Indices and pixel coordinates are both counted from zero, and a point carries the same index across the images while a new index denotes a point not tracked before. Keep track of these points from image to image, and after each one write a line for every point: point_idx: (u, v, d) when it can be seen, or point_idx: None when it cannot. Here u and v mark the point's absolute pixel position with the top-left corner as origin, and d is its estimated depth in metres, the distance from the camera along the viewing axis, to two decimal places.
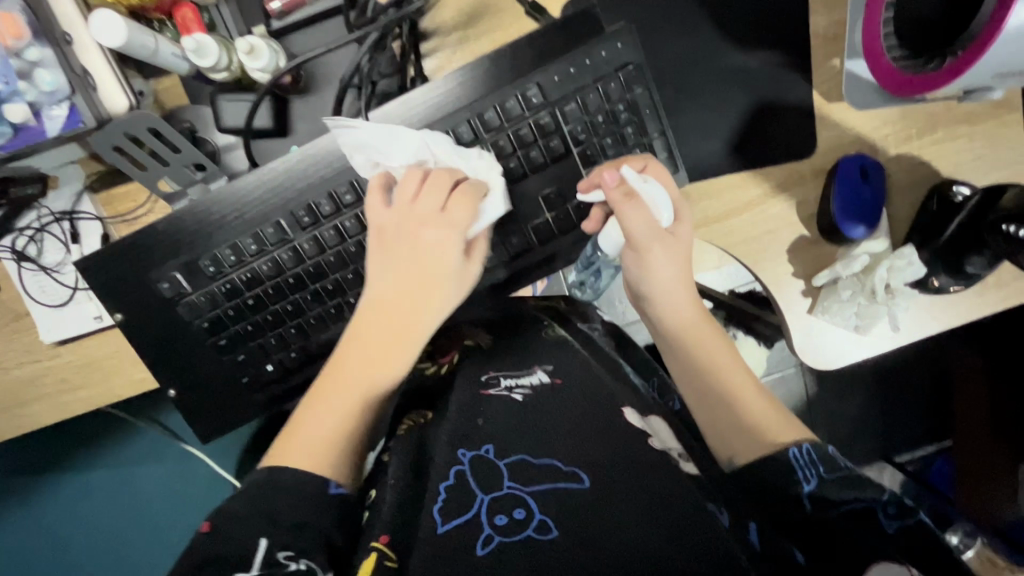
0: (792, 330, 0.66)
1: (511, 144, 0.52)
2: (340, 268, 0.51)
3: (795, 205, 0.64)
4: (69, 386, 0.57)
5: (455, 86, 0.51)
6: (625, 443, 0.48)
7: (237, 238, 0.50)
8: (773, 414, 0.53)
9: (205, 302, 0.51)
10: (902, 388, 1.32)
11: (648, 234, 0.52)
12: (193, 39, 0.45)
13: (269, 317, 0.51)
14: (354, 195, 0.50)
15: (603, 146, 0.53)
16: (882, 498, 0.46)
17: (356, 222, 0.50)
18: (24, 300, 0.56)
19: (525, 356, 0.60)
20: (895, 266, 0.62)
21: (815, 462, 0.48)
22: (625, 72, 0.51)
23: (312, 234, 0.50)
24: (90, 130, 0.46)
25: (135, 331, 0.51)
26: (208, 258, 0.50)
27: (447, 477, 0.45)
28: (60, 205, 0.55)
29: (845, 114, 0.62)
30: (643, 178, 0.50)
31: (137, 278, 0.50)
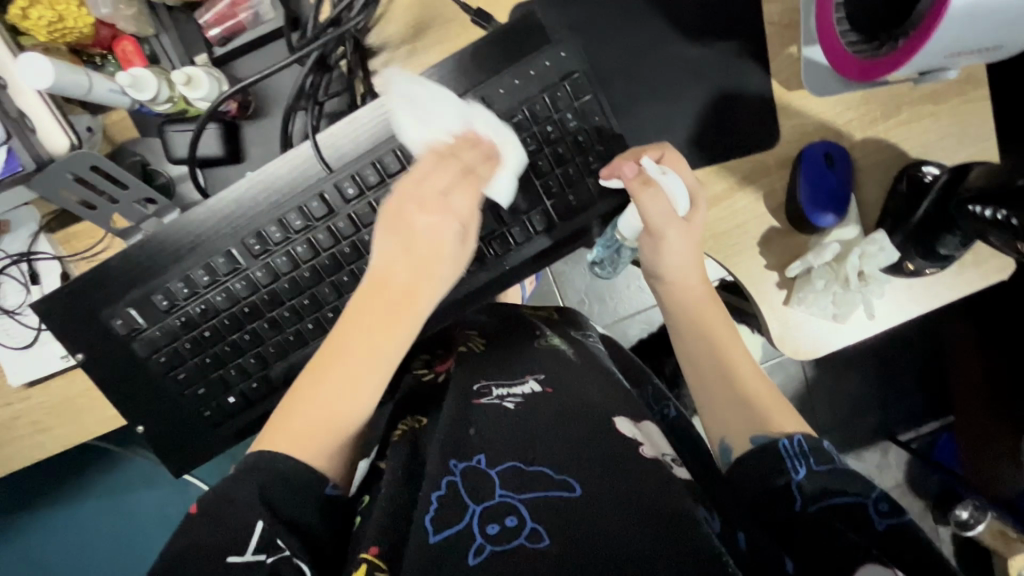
0: (769, 322, 0.66)
1: None
2: (296, 294, 0.51)
3: (762, 196, 0.63)
4: (41, 428, 0.57)
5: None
6: (599, 445, 0.47)
7: (189, 271, 0.49)
8: (778, 405, 0.51)
9: (161, 336, 0.50)
10: (901, 365, 1.32)
11: (663, 220, 0.52)
12: (128, 73, 0.45)
13: (228, 348, 0.51)
14: (303, 221, 0.50)
15: (554, 153, 0.52)
16: (872, 494, 0.44)
17: (308, 247, 0.50)
18: None
19: (517, 364, 0.59)
20: (867, 251, 0.61)
21: (806, 453, 0.46)
22: (571, 81, 0.51)
23: (264, 262, 0.50)
24: (30, 173, 0.45)
25: (98, 370, 0.51)
26: (162, 292, 0.49)
27: (439, 486, 0.44)
28: (16, 247, 0.55)
29: (808, 101, 0.61)
30: (663, 170, 0.51)
31: (93, 316, 0.50)
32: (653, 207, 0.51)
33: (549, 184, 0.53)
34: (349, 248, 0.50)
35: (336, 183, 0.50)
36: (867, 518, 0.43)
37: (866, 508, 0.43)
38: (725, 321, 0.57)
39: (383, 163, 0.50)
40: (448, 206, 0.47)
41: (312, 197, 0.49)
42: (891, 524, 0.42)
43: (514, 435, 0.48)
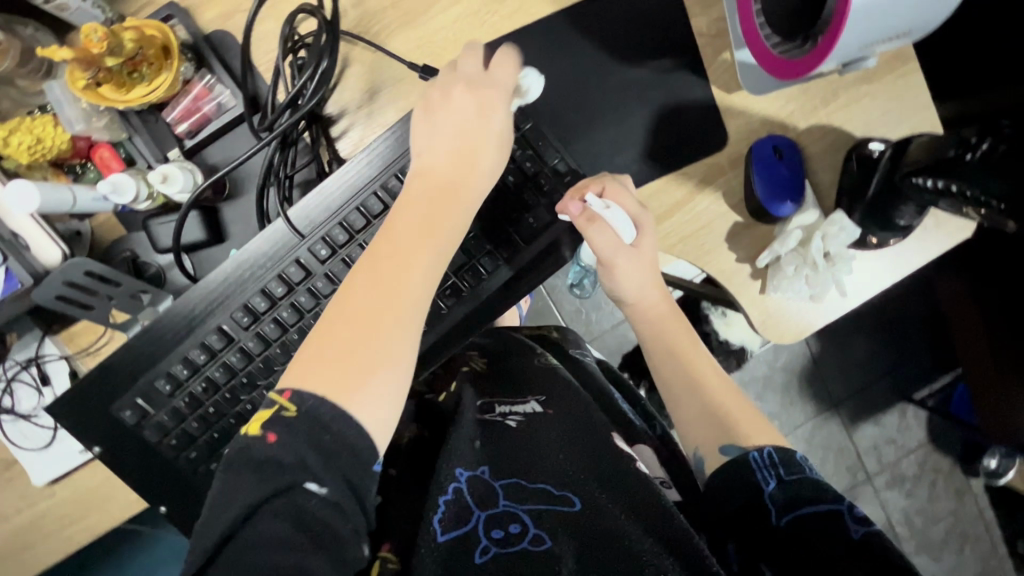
0: (750, 312, 0.68)
1: None
2: (288, 355, 0.53)
3: (721, 195, 0.66)
4: (69, 520, 0.59)
5: (366, 166, 0.53)
6: (599, 462, 0.50)
7: (186, 352, 0.52)
8: (742, 413, 0.55)
9: (169, 419, 0.53)
10: (897, 322, 1.42)
11: (611, 252, 0.57)
12: (108, 181, 0.48)
13: (234, 420, 0.54)
14: (285, 287, 0.53)
15: (506, 186, 0.55)
16: (844, 502, 0.45)
17: (292, 311, 0.53)
18: (9, 448, 0.58)
19: (515, 384, 0.61)
20: (829, 233, 0.64)
21: (776, 464, 0.47)
22: (510, 115, 0.55)
23: (254, 332, 0.53)
24: (28, 287, 0.48)
25: (117, 461, 0.53)
26: (163, 378, 0.52)
27: (446, 492, 0.47)
28: (25, 352, 0.58)
29: (748, 101, 0.65)
30: (607, 205, 0.54)
31: (102, 410, 0.53)
32: (599, 239, 0.55)
33: (510, 216, 0.55)
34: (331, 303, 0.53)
35: (309, 247, 0.53)
36: (843, 523, 0.43)
37: (841, 514, 0.43)
38: (688, 334, 0.61)
39: (349, 220, 0.53)
40: (484, 93, 0.52)
41: (289, 264, 0.53)
42: (866, 532, 0.42)
43: (515, 450, 0.51)
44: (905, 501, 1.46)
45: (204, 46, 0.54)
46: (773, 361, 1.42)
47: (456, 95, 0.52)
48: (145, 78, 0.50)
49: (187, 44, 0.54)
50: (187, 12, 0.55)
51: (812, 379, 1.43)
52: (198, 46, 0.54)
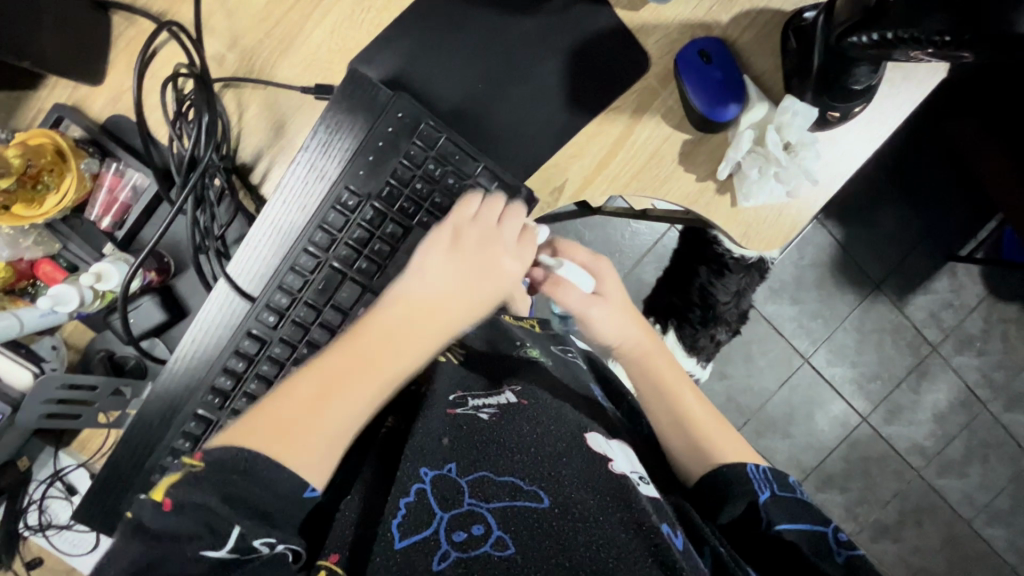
0: (729, 228, 0.65)
1: (353, 250, 0.49)
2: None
3: (661, 117, 0.62)
4: None
5: (293, 210, 0.50)
6: (596, 466, 0.52)
7: (171, 444, 0.51)
8: (727, 437, 0.62)
9: None
10: (923, 184, 1.34)
11: (579, 305, 0.64)
12: (46, 295, 0.49)
13: None
14: (243, 360, 0.50)
15: (433, 206, 0.50)
16: (831, 526, 0.53)
17: (258, 382, 0.50)
18: (65, 557, 0.62)
19: (505, 376, 0.64)
20: (784, 122, 0.59)
21: (770, 479, 0.55)
22: (419, 132, 0.49)
23: (228, 410, 0.50)
24: (9, 414, 0.50)
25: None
26: (158, 470, 0.51)
27: (408, 494, 0.48)
28: (45, 471, 0.60)
29: (661, 12, 0.60)
30: (559, 263, 0.64)
31: (115, 507, 0.53)
32: (566, 296, 0.63)
33: None
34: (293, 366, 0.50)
35: (256, 315, 0.50)
36: (827, 545, 0.51)
37: (827, 537, 0.52)
38: (666, 362, 0.68)
39: (287, 283, 0.50)
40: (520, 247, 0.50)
41: (243, 337, 0.50)
42: (849, 555, 0.50)
43: (497, 446, 0.52)
44: (977, 360, 1.39)
45: (101, 135, 0.54)
46: (799, 260, 1.35)
47: (500, 237, 0.48)
48: (51, 186, 0.51)
49: (85, 140, 0.54)
50: (76, 108, 0.55)
51: (844, 267, 1.36)
52: (96, 138, 0.54)
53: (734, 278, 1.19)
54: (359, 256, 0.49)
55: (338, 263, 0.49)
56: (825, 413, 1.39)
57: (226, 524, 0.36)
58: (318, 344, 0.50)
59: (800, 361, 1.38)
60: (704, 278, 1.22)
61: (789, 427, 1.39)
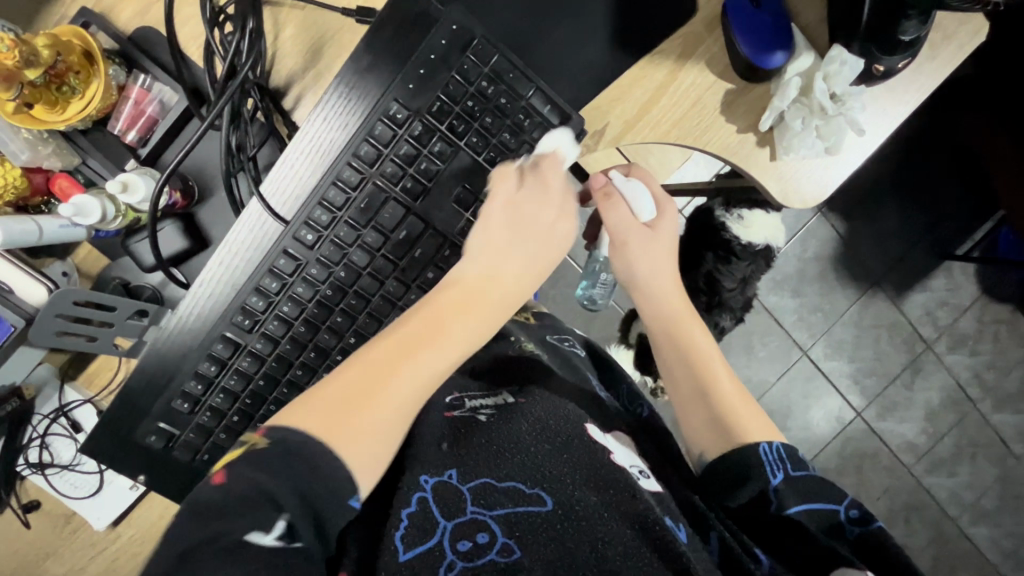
0: (767, 183, 0.64)
1: (400, 168, 0.47)
2: (300, 350, 0.49)
3: (705, 65, 0.61)
4: (140, 557, 0.61)
5: (335, 127, 0.47)
6: (595, 457, 0.50)
7: (196, 367, 0.48)
8: (753, 421, 0.55)
9: (197, 435, 0.49)
10: (928, 180, 1.35)
11: (625, 228, 0.62)
12: (69, 204, 0.46)
13: (261, 425, 0.49)
14: (279, 280, 0.47)
15: (485, 128, 0.47)
16: (844, 502, 0.49)
17: (293, 303, 0.48)
18: (63, 500, 0.58)
19: (504, 377, 0.62)
20: (830, 72, 0.59)
21: (783, 459, 0.51)
22: (473, 49, 0.46)
23: (259, 332, 0.48)
24: (22, 328, 0.46)
25: (155, 483, 0.50)
26: (180, 396, 0.48)
27: (409, 504, 0.46)
28: (49, 405, 0.57)
29: None
30: (627, 180, 0.63)
31: (126, 440, 0.49)
32: (613, 213, 0.63)
33: (494, 159, 0.48)
34: (330, 290, 0.48)
35: (294, 234, 0.47)
36: (838, 524, 0.48)
37: (838, 517, 0.48)
38: (703, 331, 0.63)
39: (328, 199, 0.47)
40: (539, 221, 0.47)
41: (278, 255, 0.47)
42: (861, 532, 0.47)
43: (494, 446, 0.50)
44: (970, 359, 1.41)
45: (130, 46, 0.51)
46: (802, 253, 1.36)
47: (523, 208, 0.46)
48: (76, 90, 0.48)
49: (112, 50, 0.51)
50: (103, 16, 0.52)
51: (847, 260, 1.37)
52: (124, 48, 0.51)
53: (741, 264, 1.20)
54: (405, 174, 0.47)
55: (382, 181, 0.47)
56: (821, 407, 1.40)
57: (270, 518, 0.32)
58: (357, 266, 0.48)
59: (800, 354, 1.38)
60: (711, 265, 1.20)
61: (788, 417, 1.40)
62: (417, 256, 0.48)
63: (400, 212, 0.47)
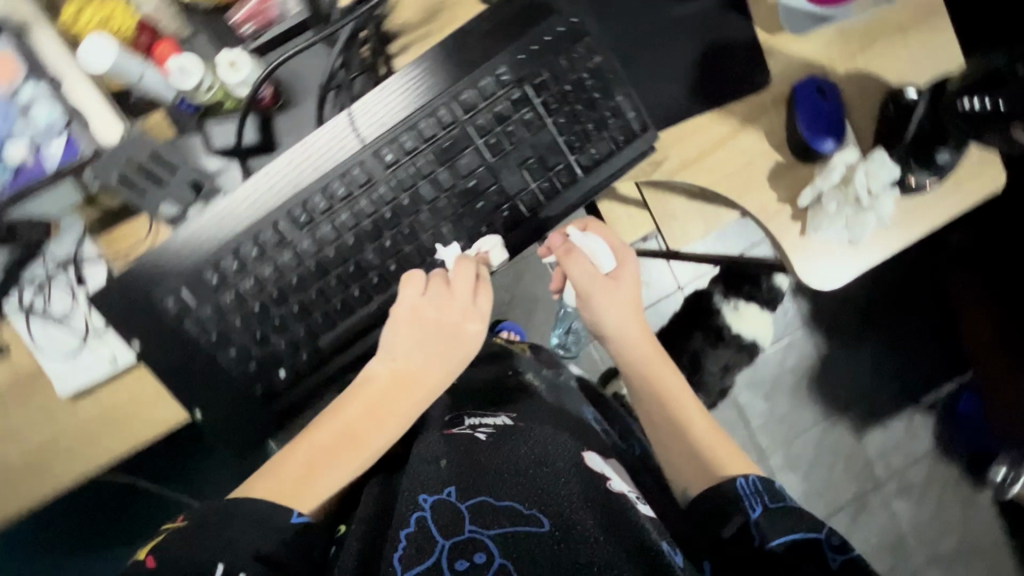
0: (792, 255, 0.69)
1: (489, 123, 0.50)
2: (341, 262, 0.50)
3: (764, 134, 0.67)
4: (88, 442, 0.57)
5: (444, 69, 0.49)
6: (588, 479, 0.51)
7: (236, 247, 0.48)
8: (734, 458, 0.60)
9: (212, 314, 0.49)
10: (908, 325, 1.43)
11: (586, 279, 0.66)
12: (176, 61, 0.49)
13: (277, 322, 0.50)
14: (346, 189, 0.49)
15: (574, 114, 0.51)
16: (824, 531, 0.49)
17: (352, 215, 0.49)
18: (36, 352, 0.56)
19: (498, 401, 0.65)
20: (872, 170, 0.64)
21: (760, 493, 0.53)
22: (585, 42, 0.50)
23: (310, 233, 0.49)
24: (88, 157, 0.49)
25: (155, 351, 0.49)
26: (212, 269, 0.48)
27: (407, 524, 0.47)
28: (63, 250, 0.56)
29: (791, 43, 0.66)
30: (582, 235, 0.67)
31: (141, 298, 0.48)
32: (574, 265, 0.65)
33: (572, 143, 0.52)
34: (389, 213, 0.49)
35: (374, 151, 0.49)
36: (820, 554, 0.47)
37: (819, 544, 0.48)
38: (675, 374, 0.68)
39: (417, 129, 0.49)
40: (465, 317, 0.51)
41: (353, 166, 0.49)
42: (843, 560, 0.47)
43: (496, 469, 0.51)
44: (916, 510, 1.42)
45: None
46: (782, 362, 1.42)
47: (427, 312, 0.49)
48: None
49: None
50: None
51: (821, 376, 1.43)
52: None
53: (726, 352, 1.26)
54: (492, 131, 0.50)
55: (470, 130, 0.49)
56: None
57: (212, 561, 0.40)
58: (422, 199, 0.50)
59: (760, 457, 1.40)
60: (699, 344, 1.26)
61: None
62: (479, 207, 0.51)
63: (476, 163, 0.50)
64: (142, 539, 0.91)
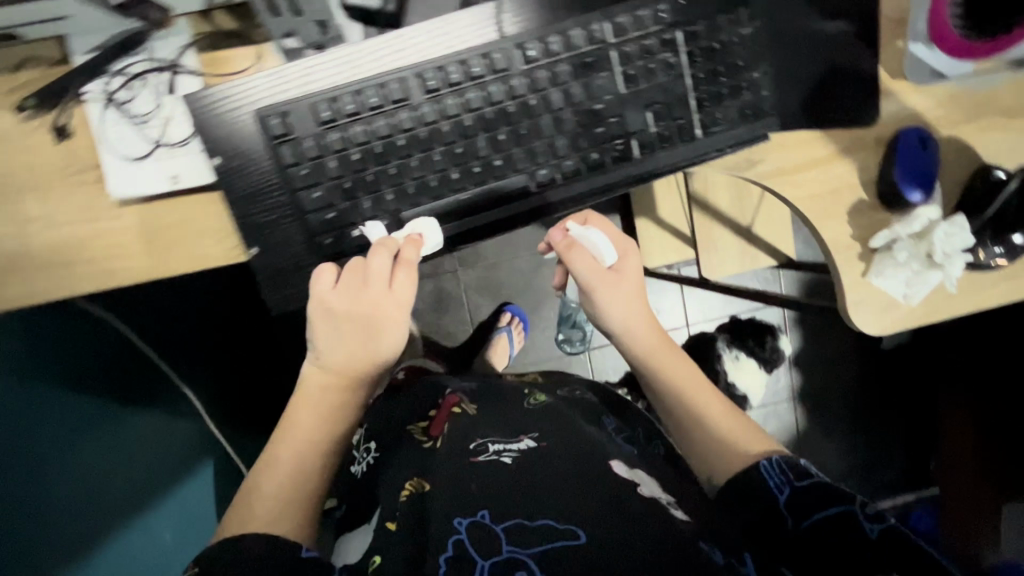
0: (847, 293, 0.69)
1: (634, 53, 0.50)
2: (451, 139, 0.48)
3: (857, 167, 0.68)
4: (124, 253, 0.55)
5: None
6: (613, 490, 0.50)
7: (359, 89, 0.48)
8: (749, 433, 0.62)
9: (312, 147, 0.48)
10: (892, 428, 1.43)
11: (594, 276, 0.65)
12: None
13: (370, 178, 0.49)
14: (483, 68, 0.48)
15: (714, 73, 0.51)
16: (856, 503, 0.51)
17: (479, 96, 0.48)
18: (100, 145, 0.53)
19: (510, 427, 0.61)
20: (950, 232, 0.66)
21: (784, 471, 0.55)
22: (744, 10, 0.51)
23: (433, 100, 0.48)
24: None
25: (243, 167, 0.48)
26: (327, 103, 0.47)
27: (446, 549, 0.45)
28: (163, 53, 0.54)
29: (905, 91, 0.68)
30: (585, 229, 0.66)
31: (243, 109, 0.48)
32: (581, 261, 0.65)
33: (703, 101, 0.52)
34: (513, 107, 0.49)
35: (519, 42, 0.48)
36: (857, 526, 0.50)
37: (854, 515, 0.50)
38: (687, 365, 0.68)
39: (568, 35, 0.49)
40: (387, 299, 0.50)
41: (494, 49, 0.48)
42: (879, 530, 0.49)
43: (529, 489, 0.50)
44: None
45: None
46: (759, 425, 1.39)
47: (356, 300, 0.49)
48: None
49: None
50: None
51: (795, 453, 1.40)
52: None
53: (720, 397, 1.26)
54: (635, 62, 0.50)
55: (616, 54, 0.49)
56: None
57: None
58: (547, 105, 0.49)
59: None
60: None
61: None
62: (596, 132, 0.50)
63: (610, 88, 0.50)
64: (133, 404, 0.79)
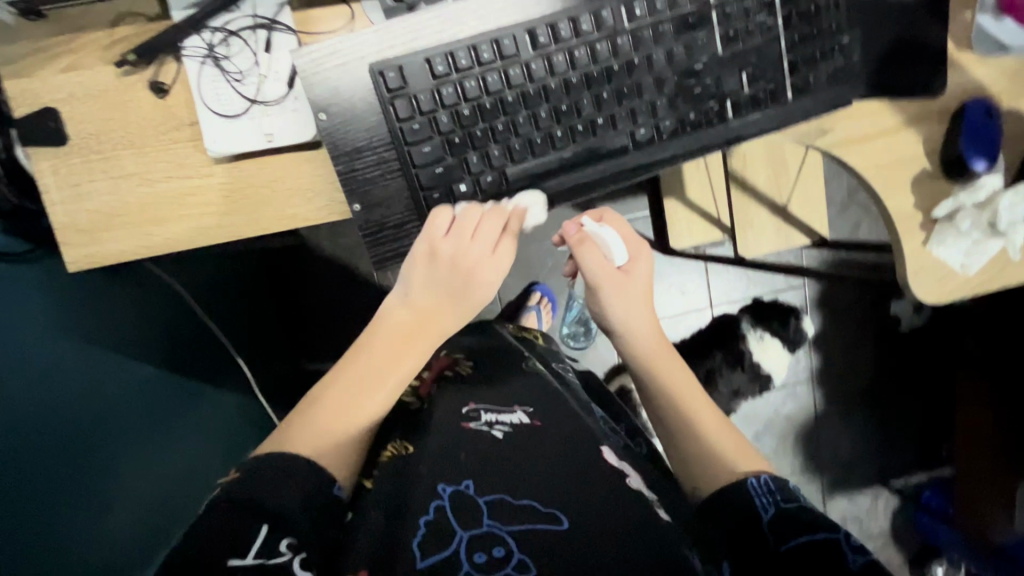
0: (907, 261, 0.70)
1: (733, 14, 0.53)
2: (559, 95, 0.52)
3: (921, 138, 0.69)
4: (213, 211, 0.55)
5: None
6: (611, 480, 0.51)
7: (475, 43, 0.51)
8: (741, 452, 0.58)
9: (425, 100, 0.51)
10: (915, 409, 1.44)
11: (599, 275, 0.62)
12: None
13: (478, 133, 0.52)
14: (592, 26, 0.52)
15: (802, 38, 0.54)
16: (841, 532, 0.47)
17: (586, 53, 0.52)
18: (196, 101, 0.53)
19: (505, 395, 0.63)
20: (1015, 200, 0.67)
21: (772, 492, 0.52)
22: None
23: (543, 55, 0.51)
24: None
25: (353, 121, 0.51)
26: (441, 58, 0.50)
27: (426, 512, 0.47)
28: (259, 11, 0.54)
29: (972, 63, 0.70)
30: (599, 225, 0.63)
31: (358, 65, 0.51)
32: (591, 258, 0.62)
33: (796, 65, 0.55)
34: (618, 65, 0.52)
35: (627, 3, 0.52)
36: (841, 554, 0.45)
37: (840, 543, 0.46)
38: (683, 369, 0.65)
39: None
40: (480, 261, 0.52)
41: (603, 7, 0.52)
42: (863, 562, 0.45)
43: (514, 465, 0.51)
44: None
45: None
46: (779, 406, 1.37)
47: (467, 253, 0.51)
48: None
49: None
50: None
51: (813, 437, 1.39)
52: None
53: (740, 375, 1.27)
54: (732, 22, 0.53)
55: (715, 15, 0.53)
56: None
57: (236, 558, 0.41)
58: (650, 64, 0.53)
59: None
60: (717, 363, 1.26)
61: None
62: (695, 92, 0.53)
63: (706, 48, 0.53)
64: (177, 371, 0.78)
